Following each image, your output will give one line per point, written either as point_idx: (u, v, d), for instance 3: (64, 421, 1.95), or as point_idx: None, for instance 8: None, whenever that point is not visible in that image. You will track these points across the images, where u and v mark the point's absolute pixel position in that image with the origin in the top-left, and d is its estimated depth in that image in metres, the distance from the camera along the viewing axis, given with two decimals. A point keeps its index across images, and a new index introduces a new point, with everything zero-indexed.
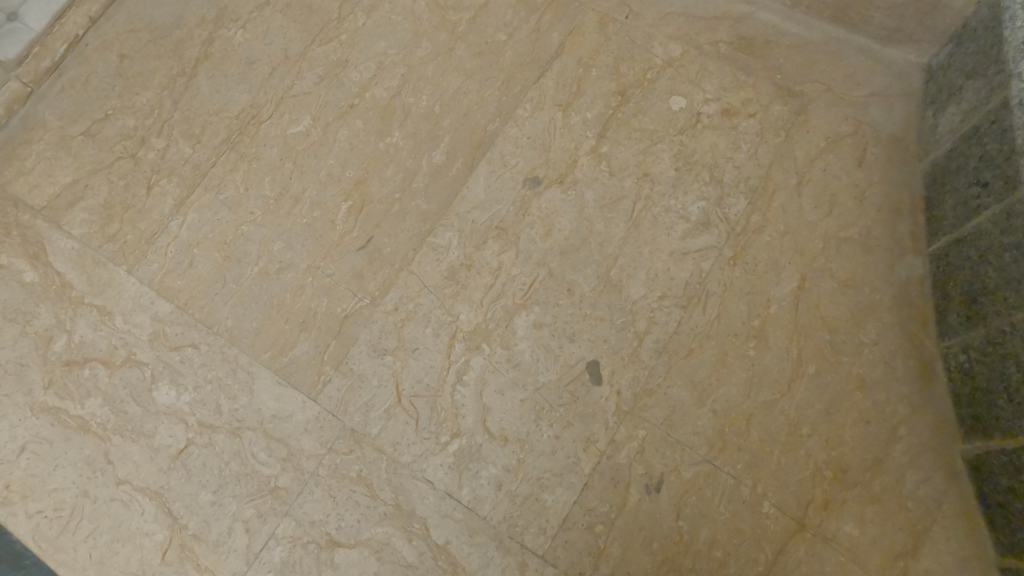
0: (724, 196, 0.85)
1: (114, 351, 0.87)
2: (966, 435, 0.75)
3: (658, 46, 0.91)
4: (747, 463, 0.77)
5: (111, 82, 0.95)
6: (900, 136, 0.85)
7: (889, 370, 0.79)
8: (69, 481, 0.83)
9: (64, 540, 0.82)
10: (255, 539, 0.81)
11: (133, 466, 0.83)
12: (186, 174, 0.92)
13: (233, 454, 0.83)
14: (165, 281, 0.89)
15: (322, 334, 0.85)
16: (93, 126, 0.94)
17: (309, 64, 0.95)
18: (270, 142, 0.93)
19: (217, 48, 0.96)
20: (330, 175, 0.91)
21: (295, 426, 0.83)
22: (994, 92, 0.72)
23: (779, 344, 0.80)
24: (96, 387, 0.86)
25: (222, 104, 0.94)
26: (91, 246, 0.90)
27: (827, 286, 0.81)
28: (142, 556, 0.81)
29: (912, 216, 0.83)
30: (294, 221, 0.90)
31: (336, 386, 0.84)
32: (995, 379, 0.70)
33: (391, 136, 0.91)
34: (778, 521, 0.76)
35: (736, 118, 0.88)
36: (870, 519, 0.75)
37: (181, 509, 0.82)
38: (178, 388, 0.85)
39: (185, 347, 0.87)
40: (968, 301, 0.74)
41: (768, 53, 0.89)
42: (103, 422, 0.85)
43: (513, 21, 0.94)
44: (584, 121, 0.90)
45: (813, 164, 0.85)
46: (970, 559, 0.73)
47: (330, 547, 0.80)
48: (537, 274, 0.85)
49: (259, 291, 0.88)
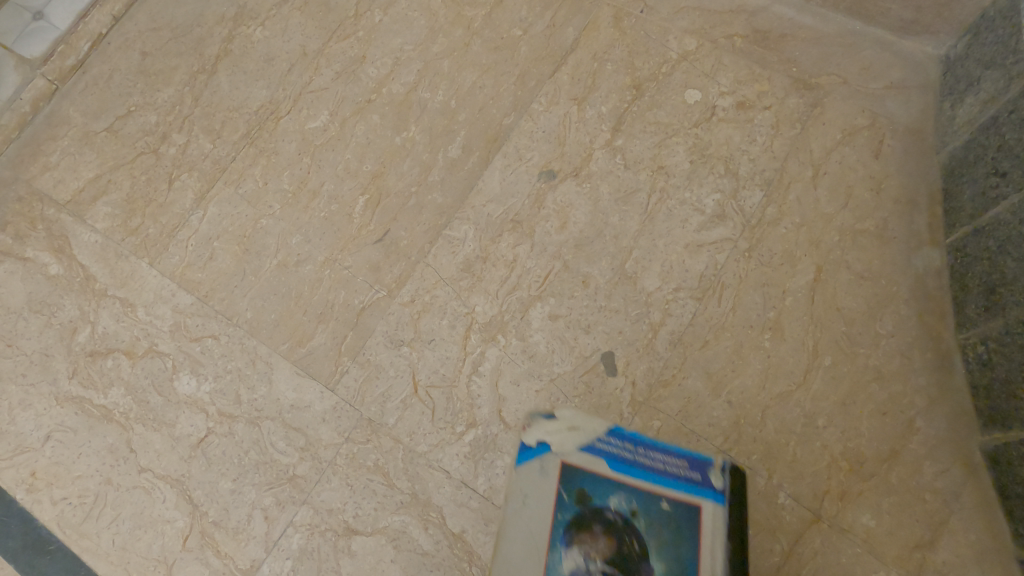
0: (740, 188, 0.85)
1: (136, 342, 0.88)
2: (985, 426, 0.74)
3: (673, 40, 0.91)
4: (762, 454, 0.77)
5: (133, 79, 0.97)
6: (917, 128, 0.85)
7: (905, 362, 0.78)
8: (93, 469, 0.85)
9: (88, 527, 0.83)
10: (274, 526, 0.82)
11: (154, 454, 0.85)
12: (206, 169, 0.94)
13: (253, 444, 0.84)
14: (186, 274, 0.90)
15: (340, 326, 0.87)
16: (116, 123, 0.96)
17: (326, 60, 0.96)
18: (289, 137, 0.94)
19: (236, 45, 0.98)
20: (347, 169, 0.92)
21: (313, 416, 0.84)
22: (1012, 82, 0.72)
23: (795, 336, 0.80)
24: (119, 378, 0.87)
25: (242, 100, 0.96)
26: (114, 240, 0.92)
27: (843, 278, 0.81)
28: (164, 542, 0.82)
29: (929, 208, 0.82)
30: (311, 215, 0.91)
31: (353, 377, 0.85)
32: (1013, 370, 0.69)
33: (408, 131, 0.92)
34: (794, 512, 0.75)
35: (752, 111, 0.88)
36: (887, 511, 0.75)
37: (201, 497, 0.83)
38: (199, 378, 0.87)
39: (205, 338, 0.88)
40: (987, 291, 0.73)
41: (784, 45, 0.90)
42: (125, 411, 0.86)
43: (529, 16, 0.95)
44: (598, 115, 0.90)
45: (829, 156, 0.85)
46: (989, 552, 0.72)
47: (347, 535, 0.81)
48: (552, 267, 0.86)
49: (278, 283, 0.89)
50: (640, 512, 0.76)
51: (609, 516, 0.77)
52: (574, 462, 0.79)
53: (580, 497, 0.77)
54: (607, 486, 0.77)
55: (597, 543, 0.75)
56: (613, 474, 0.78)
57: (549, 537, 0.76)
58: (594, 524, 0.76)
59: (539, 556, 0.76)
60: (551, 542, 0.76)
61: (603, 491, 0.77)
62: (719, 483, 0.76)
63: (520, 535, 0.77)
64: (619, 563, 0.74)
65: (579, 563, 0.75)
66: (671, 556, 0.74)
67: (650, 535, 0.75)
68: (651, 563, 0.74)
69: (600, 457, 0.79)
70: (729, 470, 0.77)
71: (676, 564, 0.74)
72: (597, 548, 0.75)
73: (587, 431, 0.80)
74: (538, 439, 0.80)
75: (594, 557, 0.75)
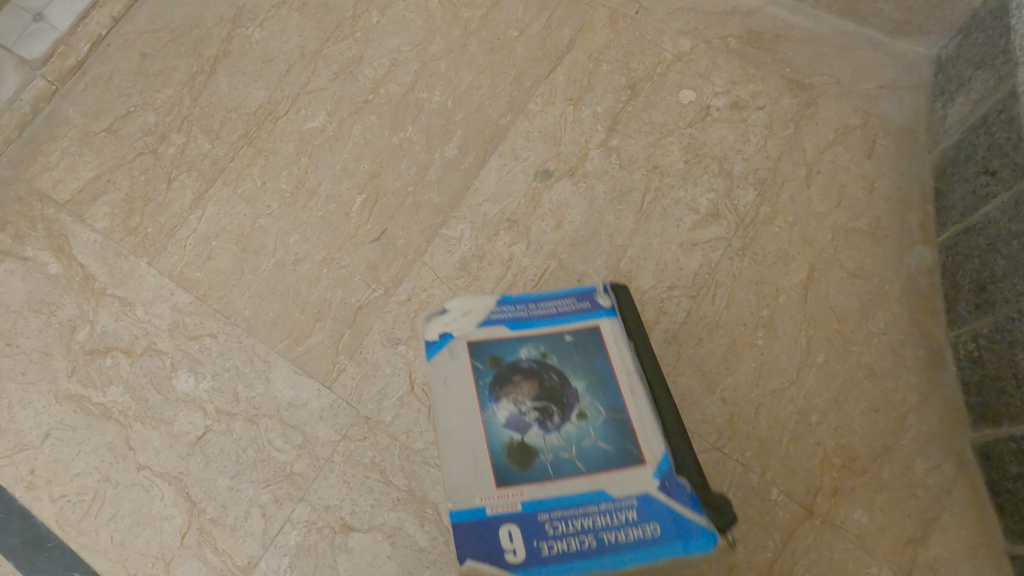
0: (734, 187, 0.86)
1: (135, 340, 0.89)
2: (976, 423, 0.75)
3: (667, 41, 0.93)
4: (755, 451, 0.77)
5: (133, 80, 0.98)
6: (909, 127, 0.86)
7: (898, 359, 0.79)
8: (91, 467, 0.85)
9: (86, 524, 0.84)
10: (271, 523, 0.82)
11: (153, 452, 0.86)
12: (204, 169, 0.94)
13: (251, 441, 0.85)
14: (184, 273, 0.91)
15: (337, 324, 0.87)
16: (115, 123, 0.97)
17: (324, 61, 0.97)
18: (287, 137, 0.95)
19: (235, 47, 0.99)
20: (345, 169, 0.93)
21: (310, 414, 0.85)
22: (1001, 82, 0.73)
23: (788, 334, 0.81)
24: (118, 375, 0.88)
25: (240, 101, 0.97)
26: (113, 239, 0.93)
27: (836, 276, 0.82)
28: (162, 539, 0.82)
29: (921, 207, 0.83)
30: (309, 214, 0.91)
31: (350, 374, 0.86)
32: (1004, 366, 0.70)
33: (405, 131, 0.93)
34: (788, 508, 0.75)
35: (746, 111, 0.89)
36: (881, 506, 0.75)
37: (199, 494, 0.84)
38: (197, 376, 0.87)
39: (203, 337, 0.89)
40: (977, 289, 0.74)
41: (777, 46, 0.91)
42: (124, 409, 0.87)
43: (525, 19, 0.96)
44: (593, 115, 0.91)
45: (822, 155, 0.86)
46: (981, 547, 0.72)
47: (344, 531, 0.81)
48: (547, 265, 0.86)
49: (276, 282, 0.89)
50: (555, 352, 0.71)
51: (525, 366, 0.71)
52: (479, 339, 0.72)
53: (494, 362, 0.71)
54: (513, 343, 0.72)
55: (518, 386, 0.69)
56: (517, 334, 0.73)
57: (476, 399, 0.69)
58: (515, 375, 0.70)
59: (469, 423, 0.68)
60: (476, 405, 0.69)
61: (513, 347, 0.72)
62: (608, 300, 0.75)
63: (449, 416, 0.68)
64: (546, 395, 0.69)
65: (509, 411, 0.68)
66: (589, 375, 0.70)
67: (565, 363, 0.71)
68: (573, 387, 0.69)
69: (499, 323, 0.73)
70: (613, 290, 0.76)
71: (596, 380, 0.70)
72: (522, 393, 0.69)
73: (479, 311, 0.74)
74: (439, 332, 0.73)
75: (521, 401, 0.69)
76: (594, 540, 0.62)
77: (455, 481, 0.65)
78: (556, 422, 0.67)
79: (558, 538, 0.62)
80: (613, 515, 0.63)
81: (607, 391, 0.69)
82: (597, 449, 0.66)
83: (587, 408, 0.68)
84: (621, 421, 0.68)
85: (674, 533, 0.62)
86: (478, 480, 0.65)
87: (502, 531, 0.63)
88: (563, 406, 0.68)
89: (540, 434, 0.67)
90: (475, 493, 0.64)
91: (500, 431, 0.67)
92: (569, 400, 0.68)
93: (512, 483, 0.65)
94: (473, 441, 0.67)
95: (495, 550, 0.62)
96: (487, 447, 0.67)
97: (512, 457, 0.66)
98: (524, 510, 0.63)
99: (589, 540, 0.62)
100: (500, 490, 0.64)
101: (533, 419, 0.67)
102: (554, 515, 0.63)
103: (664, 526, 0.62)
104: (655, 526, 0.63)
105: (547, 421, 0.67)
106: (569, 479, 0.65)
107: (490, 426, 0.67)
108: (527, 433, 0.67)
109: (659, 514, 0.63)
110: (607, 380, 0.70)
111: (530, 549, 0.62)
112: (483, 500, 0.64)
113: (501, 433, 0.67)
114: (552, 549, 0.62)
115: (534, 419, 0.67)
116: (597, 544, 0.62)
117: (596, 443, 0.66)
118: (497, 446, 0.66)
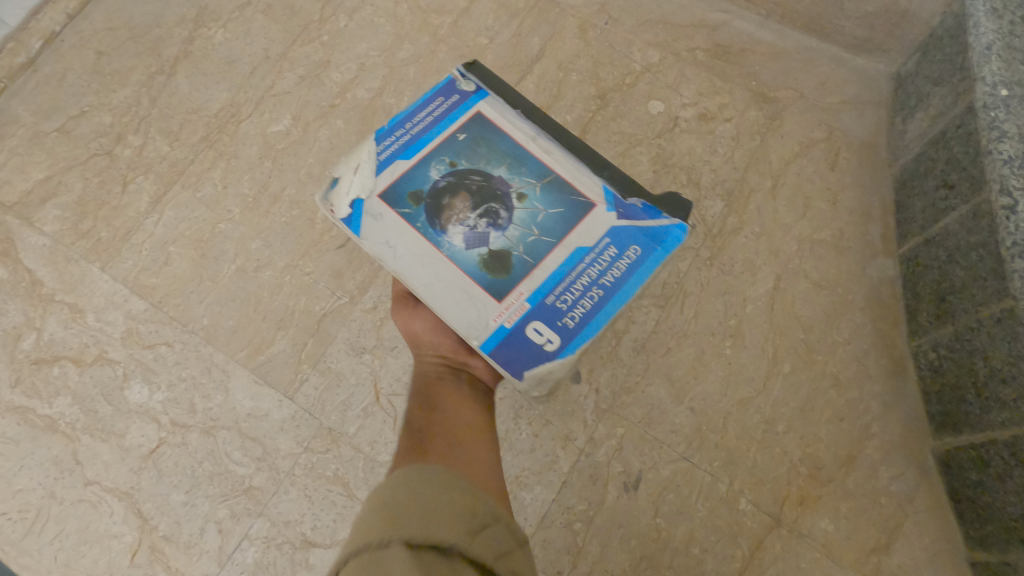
0: (702, 198, 0.87)
1: (85, 349, 0.85)
2: (937, 431, 0.76)
3: (636, 53, 0.93)
4: (723, 461, 0.78)
5: (88, 79, 0.94)
6: (870, 142, 0.87)
7: (861, 369, 0.80)
8: (35, 482, 0.81)
9: (28, 543, 0.80)
10: (228, 539, 0.79)
11: (102, 466, 0.82)
12: (162, 172, 0.91)
13: (207, 454, 0.82)
14: (139, 280, 0.87)
15: (300, 332, 0.85)
16: (68, 123, 0.93)
17: (289, 65, 0.95)
18: (250, 140, 0.92)
19: (196, 47, 0.96)
20: (310, 174, 0.90)
21: (271, 426, 0.82)
22: (960, 98, 0.74)
23: (755, 343, 0.81)
24: (65, 386, 0.84)
25: (201, 102, 0.94)
26: (63, 243, 0.89)
27: (801, 287, 0.83)
28: (110, 559, 0.79)
29: (882, 219, 0.85)
30: (272, 219, 0.89)
31: (313, 385, 0.83)
32: (963, 375, 0.71)
33: (372, 136, 0.91)
34: (755, 518, 0.76)
35: (713, 123, 0.89)
36: (845, 515, 0.76)
37: (151, 510, 0.80)
38: (151, 387, 0.84)
39: (158, 345, 0.85)
40: (937, 299, 0.75)
41: (743, 59, 0.91)
42: (72, 421, 0.83)
43: (494, 26, 0.95)
44: (563, 124, 0.91)
45: (787, 168, 0.87)
46: (941, 555, 0.74)
47: (305, 547, 0.79)
48: None
49: (235, 289, 0.87)
50: (461, 155, 0.57)
51: (443, 186, 0.56)
52: (387, 186, 0.56)
53: (417, 200, 0.55)
54: (418, 171, 0.56)
55: (450, 206, 0.55)
56: (416, 161, 0.57)
57: (426, 243, 0.54)
58: (442, 198, 0.55)
59: (439, 269, 0.53)
60: (429, 247, 0.54)
61: (421, 176, 0.56)
62: (473, 82, 0.61)
63: (416, 272, 0.53)
64: (481, 196, 0.56)
65: (461, 233, 0.54)
66: (504, 157, 0.57)
67: (477, 160, 0.57)
68: (495, 176, 0.57)
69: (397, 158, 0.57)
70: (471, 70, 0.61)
71: (512, 159, 0.57)
72: (457, 209, 0.55)
73: (364, 159, 0.56)
74: (349, 204, 0.55)
75: (463, 219, 0.55)
76: (599, 290, 0.53)
77: (463, 324, 0.52)
78: (507, 217, 0.55)
79: (573, 308, 0.53)
80: (600, 258, 0.54)
81: (528, 163, 0.57)
82: (554, 218, 0.55)
83: (522, 187, 0.56)
84: (557, 183, 0.57)
85: (649, 243, 0.55)
86: (479, 304, 0.52)
87: (529, 332, 0.52)
88: (501, 199, 0.56)
89: (501, 236, 0.54)
90: (484, 319, 0.52)
91: (465, 257, 0.53)
92: (502, 189, 0.56)
93: (508, 290, 0.53)
94: (449, 279, 0.53)
95: (532, 352, 0.52)
96: (465, 275, 0.53)
97: (491, 271, 0.53)
98: (533, 304, 0.53)
99: (595, 294, 0.53)
100: (504, 301, 0.52)
101: (486, 227, 0.54)
102: (559, 292, 0.53)
103: (639, 244, 0.55)
104: (636, 248, 0.55)
105: (497, 219, 0.55)
106: (552, 254, 0.54)
107: (455, 256, 0.53)
108: (489, 244, 0.54)
109: (633, 237, 0.55)
110: (519, 155, 0.58)
111: (560, 330, 0.52)
112: (498, 320, 0.52)
113: (469, 256, 0.53)
114: (574, 319, 0.53)
115: (488, 229, 0.54)
116: (603, 290, 0.53)
117: (550, 213, 0.55)
118: (473, 268, 0.53)
